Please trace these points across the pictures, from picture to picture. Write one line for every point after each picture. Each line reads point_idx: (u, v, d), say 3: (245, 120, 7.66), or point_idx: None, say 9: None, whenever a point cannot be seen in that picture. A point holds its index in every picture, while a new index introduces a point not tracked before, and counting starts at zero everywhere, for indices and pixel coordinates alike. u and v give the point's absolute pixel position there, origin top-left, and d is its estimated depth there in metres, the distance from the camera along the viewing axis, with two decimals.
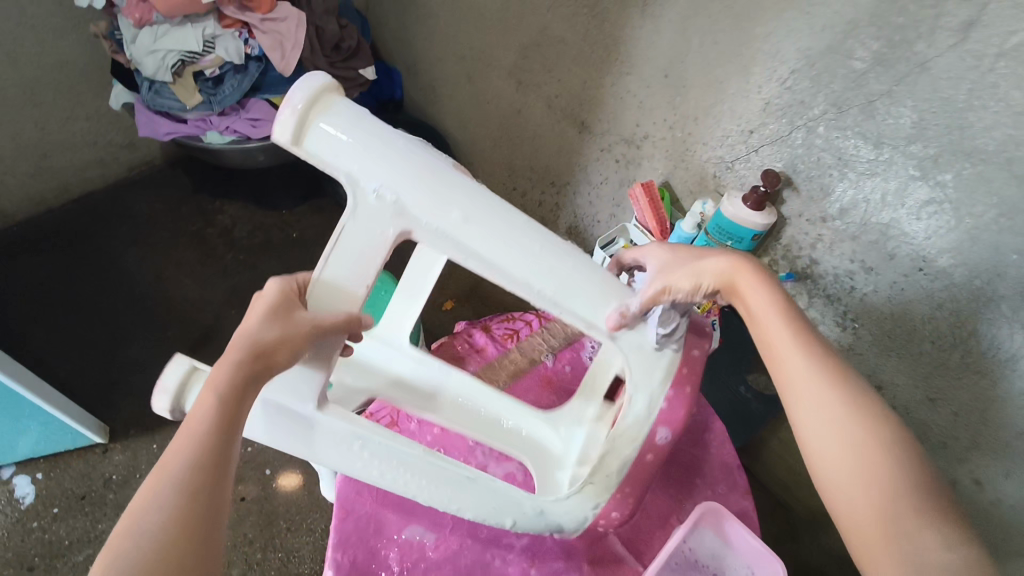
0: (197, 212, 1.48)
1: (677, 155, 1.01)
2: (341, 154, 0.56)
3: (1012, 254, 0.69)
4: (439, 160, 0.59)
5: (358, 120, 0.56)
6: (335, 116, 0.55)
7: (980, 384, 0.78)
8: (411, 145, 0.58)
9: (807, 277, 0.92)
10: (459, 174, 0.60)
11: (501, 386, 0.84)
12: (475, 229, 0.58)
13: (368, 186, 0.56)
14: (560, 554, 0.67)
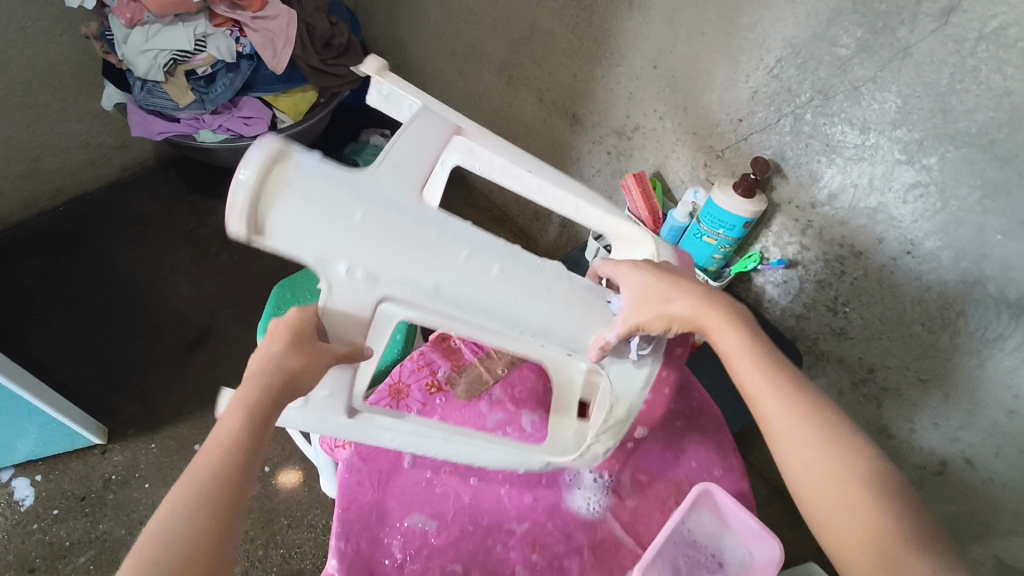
0: (191, 213, 1.48)
1: (667, 145, 1.02)
2: (300, 238, 0.49)
3: (996, 234, 0.70)
4: (403, 220, 0.52)
5: (311, 202, 0.49)
6: (286, 200, 0.48)
7: (969, 364, 0.79)
8: (371, 211, 0.51)
9: (797, 264, 0.93)
10: (428, 229, 0.53)
11: (500, 374, 0.82)
12: (461, 286, 0.54)
13: (337, 267, 0.51)
14: (561, 539, 0.68)
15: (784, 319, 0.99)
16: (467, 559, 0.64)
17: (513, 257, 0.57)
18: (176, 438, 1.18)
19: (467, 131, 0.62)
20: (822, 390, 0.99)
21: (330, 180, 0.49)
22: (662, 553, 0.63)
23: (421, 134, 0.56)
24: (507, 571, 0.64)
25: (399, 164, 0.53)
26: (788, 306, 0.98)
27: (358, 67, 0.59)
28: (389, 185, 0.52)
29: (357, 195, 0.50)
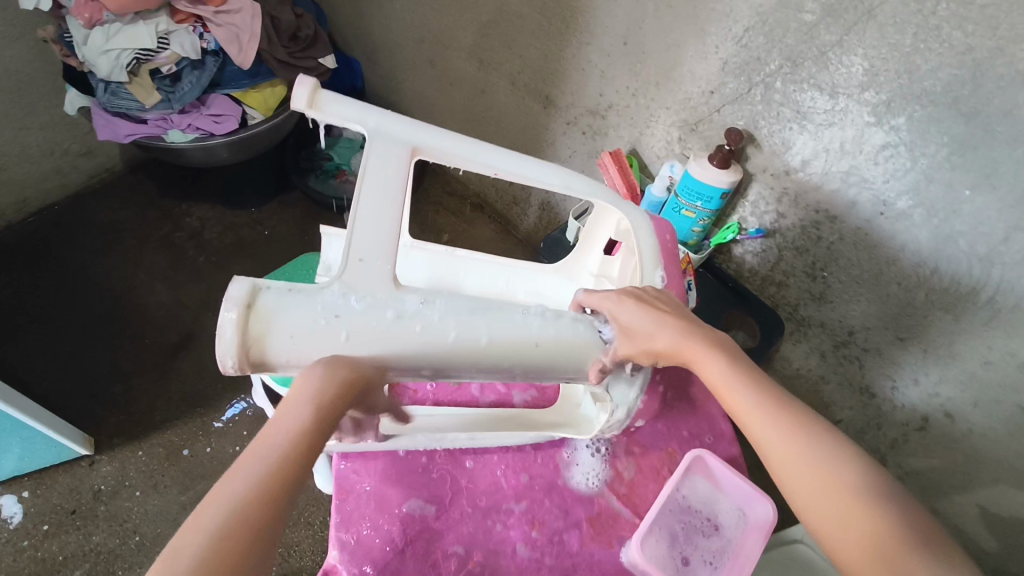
0: (165, 217, 1.46)
1: (642, 122, 1.03)
2: (292, 357, 0.46)
3: (965, 189, 0.72)
4: (385, 320, 0.49)
5: (293, 335, 0.46)
6: (272, 337, 0.45)
7: (945, 319, 0.81)
8: (353, 324, 0.48)
9: (775, 232, 0.94)
10: (411, 323, 0.50)
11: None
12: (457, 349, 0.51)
13: None
14: (559, 514, 0.67)
15: (765, 287, 1.01)
16: (467, 541, 0.63)
17: (494, 314, 0.53)
18: (165, 445, 1.16)
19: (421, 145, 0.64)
20: (804, 355, 1.01)
21: (306, 300, 0.47)
22: (659, 521, 0.64)
23: (377, 175, 0.58)
24: (508, 550, 0.64)
25: (372, 245, 0.53)
26: (768, 274, 1.00)
27: (292, 106, 0.61)
28: (366, 277, 0.51)
29: (333, 303, 0.48)
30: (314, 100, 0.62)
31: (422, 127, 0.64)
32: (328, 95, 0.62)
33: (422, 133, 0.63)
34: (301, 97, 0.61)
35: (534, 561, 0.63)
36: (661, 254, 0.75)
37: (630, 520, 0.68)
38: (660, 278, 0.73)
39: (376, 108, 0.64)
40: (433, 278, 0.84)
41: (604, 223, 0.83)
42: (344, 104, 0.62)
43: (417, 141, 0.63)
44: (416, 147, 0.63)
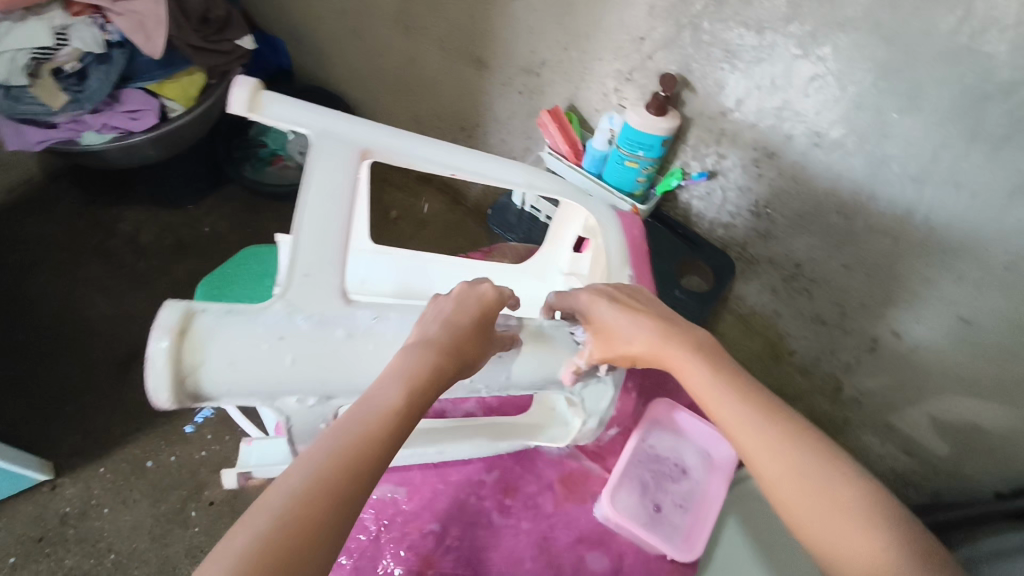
0: (96, 225, 1.39)
1: (576, 76, 1.01)
2: (237, 386, 0.43)
3: (893, 112, 0.73)
4: (334, 339, 0.47)
5: (234, 361, 0.43)
6: (208, 363, 0.42)
7: (885, 241, 0.83)
8: (298, 348, 0.45)
9: (717, 173, 0.95)
10: (364, 340, 0.48)
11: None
12: None
13: (286, 398, 0.47)
14: (533, 479, 0.68)
15: (714, 231, 1.04)
16: (444, 518, 0.63)
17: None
18: (129, 459, 1.13)
19: (375, 148, 0.58)
20: (757, 292, 1.05)
21: (246, 321, 0.44)
22: (629, 472, 0.65)
23: (322, 189, 0.53)
24: (484, 520, 0.64)
25: (316, 260, 0.50)
26: (715, 217, 1.01)
27: (228, 108, 0.53)
28: (312, 294, 0.48)
29: (278, 325, 0.45)
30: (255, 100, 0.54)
31: (377, 130, 0.59)
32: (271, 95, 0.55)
33: (376, 138, 0.58)
34: (243, 99, 0.53)
35: (510, 527, 0.64)
36: (629, 251, 0.72)
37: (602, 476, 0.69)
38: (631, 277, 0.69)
39: (325, 109, 0.57)
40: (399, 285, 0.75)
41: (573, 220, 0.78)
42: (292, 103, 0.55)
43: (370, 145, 0.58)
44: (366, 150, 0.57)
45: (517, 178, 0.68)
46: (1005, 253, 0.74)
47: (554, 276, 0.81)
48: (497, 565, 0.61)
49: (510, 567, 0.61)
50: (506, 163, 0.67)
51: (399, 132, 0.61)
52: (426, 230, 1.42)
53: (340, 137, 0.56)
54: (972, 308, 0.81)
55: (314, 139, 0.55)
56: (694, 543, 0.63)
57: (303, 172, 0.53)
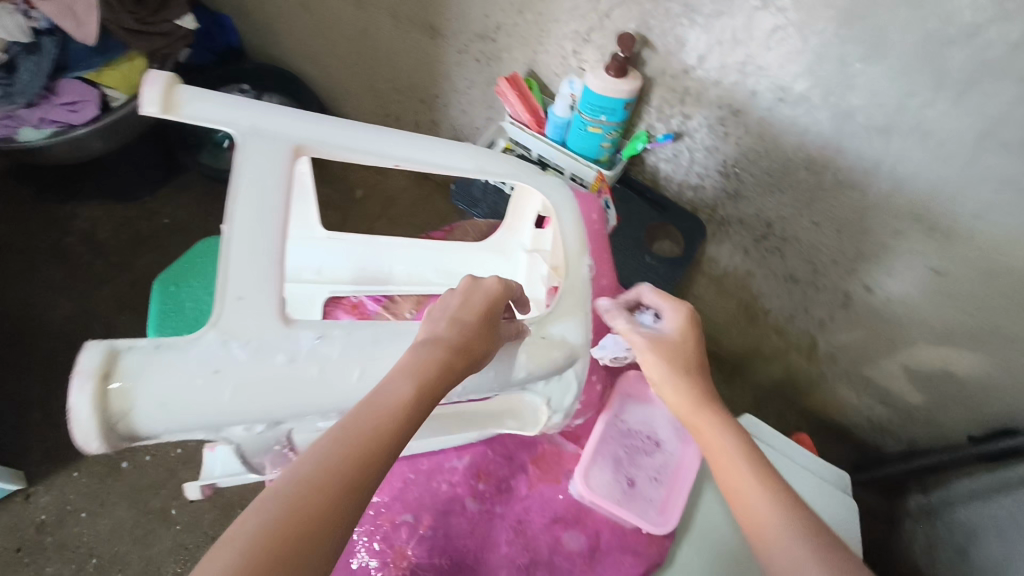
0: (49, 224, 1.34)
1: (533, 39, 0.97)
2: (175, 424, 0.43)
3: (857, 62, 0.70)
4: (274, 366, 0.45)
5: (166, 403, 0.42)
6: (138, 406, 0.41)
7: (854, 196, 0.82)
8: (236, 381, 0.44)
9: (683, 134, 0.92)
10: (307, 364, 0.46)
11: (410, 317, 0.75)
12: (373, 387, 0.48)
13: (234, 428, 0.46)
14: (505, 462, 0.67)
15: (683, 193, 1.01)
16: (416, 508, 0.63)
17: (400, 341, 0.50)
18: (103, 461, 1.11)
19: (309, 141, 0.56)
20: (729, 253, 1.04)
21: (175, 356, 0.43)
22: (602, 449, 0.66)
23: (251, 198, 0.50)
24: (458, 507, 0.64)
25: (252, 281, 0.47)
26: (683, 179, 0.99)
27: (143, 110, 0.50)
28: (247, 319, 0.46)
29: (209, 357, 0.44)
30: (171, 99, 0.51)
31: (309, 120, 0.56)
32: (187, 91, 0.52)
33: (309, 128, 0.55)
34: (154, 103, 0.50)
35: (485, 512, 0.64)
36: (587, 237, 0.69)
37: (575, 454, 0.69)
38: (586, 266, 0.66)
39: (249, 99, 0.54)
40: (357, 270, 0.76)
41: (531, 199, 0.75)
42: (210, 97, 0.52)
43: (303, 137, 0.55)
44: (298, 144, 0.54)
45: (467, 163, 0.65)
46: (972, 202, 0.73)
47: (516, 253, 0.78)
48: (474, 552, 0.61)
49: (487, 553, 0.62)
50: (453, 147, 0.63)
51: (334, 119, 0.58)
52: (394, 207, 1.39)
53: (267, 130, 0.53)
54: (941, 259, 0.81)
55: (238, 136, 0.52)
56: (669, 518, 0.64)
57: (232, 173, 0.51)
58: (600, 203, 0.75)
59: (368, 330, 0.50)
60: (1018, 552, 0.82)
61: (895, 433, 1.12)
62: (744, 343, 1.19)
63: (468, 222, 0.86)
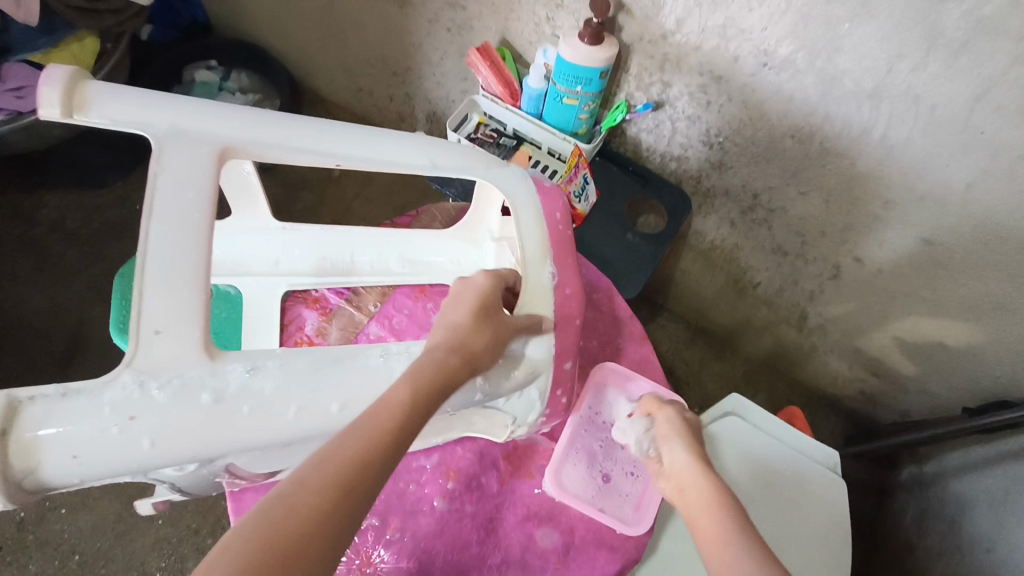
0: (15, 214, 1.29)
1: (504, 5, 0.91)
2: (90, 471, 0.44)
3: (843, 23, 0.65)
4: (199, 407, 0.46)
5: (78, 455, 0.43)
6: (49, 459, 0.43)
7: (843, 165, 0.78)
8: (156, 430, 0.45)
9: (663, 104, 0.88)
10: (236, 403, 0.47)
11: (373, 309, 0.80)
12: (310, 418, 0.49)
13: (165, 468, 0.47)
14: (474, 460, 0.72)
15: (666, 164, 0.97)
16: (384, 511, 0.68)
17: (343, 369, 0.52)
18: None
19: (236, 144, 0.54)
20: (716, 226, 1.00)
21: (85, 405, 0.43)
22: (575, 441, 0.73)
23: (170, 215, 0.48)
24: (426, 507, 0.69)
25: (171, 314, 0.46)
26: (666, 150, 0.95)
27: (40, 108, 0.49)
28: (163, 359, 0.45)
29: (124, 402, 0.44)
30: (79, 101, 0.51)
31: (234, 120, 0.55)
32: (97, 92, 0.52)
33: (234, 130, 0.54)
34: (56, 104, 0.49)
35: (454, 512, 0.69)
36: (552, 240, 0.66)
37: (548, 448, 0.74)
38: (551, 276, 0.64)
39: (167, 100, 0.53)
40: (321, 260, 0.78)
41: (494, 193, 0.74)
42: (121, 96, 0.52)
43: (227, 139, 0.53)
44: (225, 146, 0.53)
45: (418, 159, 0.63)
46: (965, 170, 0.69)
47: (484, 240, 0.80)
48: (439, 548, 0.67)
49: (457, 553, 0.67)
50: (402, 143, 0.62)
51: (263, 119, 0.57)
52: (372, 185, 1.34)
53: (186, 132, 0.52)
54: (933, 228, 0.77)
55: (155, 140, 0.51)
56: (643, 516, 0.70)
57: (150, 172, 0.49)
58: (565, 196, 0.69)
59: (305, 362, 0.51)
60: None
61: (888, 403, 1.10)
62: (733, 317, 1.16)
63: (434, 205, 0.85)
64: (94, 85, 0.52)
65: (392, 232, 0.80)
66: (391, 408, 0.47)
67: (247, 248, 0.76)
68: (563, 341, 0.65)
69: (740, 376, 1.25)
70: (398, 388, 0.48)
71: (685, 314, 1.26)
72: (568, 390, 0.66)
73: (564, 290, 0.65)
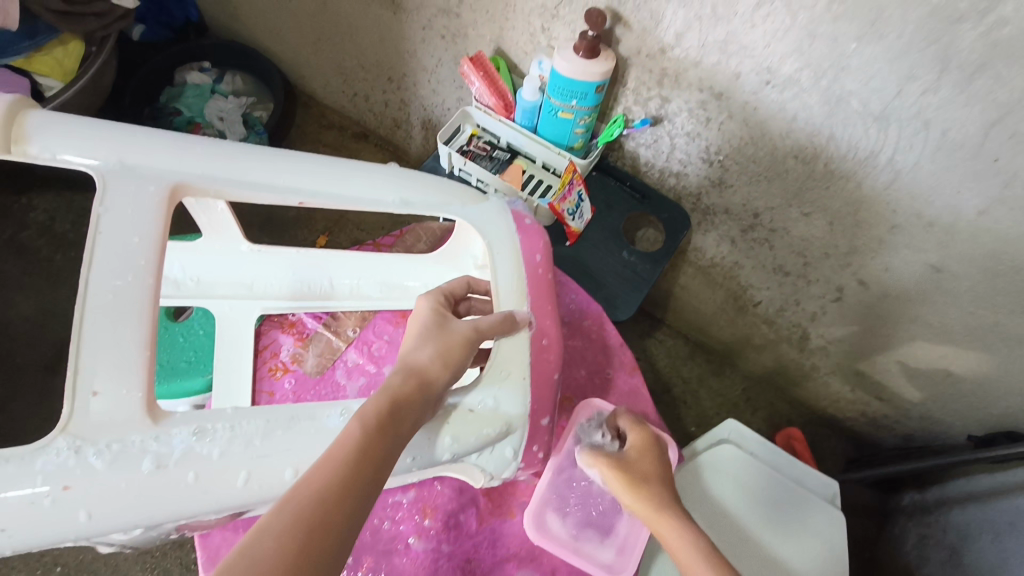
0: (4, 216, 1.26)
1: (499, 14, 0.87)
2: (17, 534, 0.44)
3: (851, 42, 0.62)
4: (139, 474, 0.46)
5: (6, 528, 0.43)
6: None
7: (848, 188, 0.74)
8: (94, 501, 0.45)
9: (662, 119, 0.84)
10: (182, 469, 0.47)
11: (351, 335, 0.83)
12: (263, 482, 0.49)
13: (109, 534, 0.46)
14: (453, 497, 0.75)
15: (664, 180, 0.93)
16: (358, 550, 0.72)
17: (298, 429, 0.51)
18: None
19: (189, 180, 0.57)
20: (715, 243, 0.97)
21: (16, 471, 0.44)
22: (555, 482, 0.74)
23: (110, 264, 0.49)
24: (401, 546, 0.73)
25: (109, 374, 0.47)
26: (665, 165, 0.91)
27: None
28: (98, 423, 0.46)
29: (58, 470, 0.44)
30: (17, 133, 0.54)
31: (187, 157, 0.57)
32: (36, 124, 0.54)
33: (188, 166, 0.57)
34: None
35: (431, 551, 0.73)
36: (529, 285, 0.67)
37: (529, 484, 0.77)
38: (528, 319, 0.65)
39: (118, 134, 0.56)
40: (297, 284, 0.80)
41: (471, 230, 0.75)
42: (63, 127, 0.54)
43: (180, 176, 0.56)
44: (174, 184, 0.55)
45: (388, 197, 0.64)
46: (976, 198, 0.66)
47: (467, 263, 0.81)
48: None
49: None
50: (372, 179, 0.64)
51: (220, 155, 0.59)
52: None
53: (134, 168, 0.54)
54: (942, 255, 0.74)
55: (100, 175, 0.53)
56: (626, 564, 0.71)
57: (95, 205, 0.52)
58: (545, 235, 0.70)
59: (258, 424, 0.50)
60: (1014, 564, 0.77)
61: (891, 426, 1.07)
62: (734, 334, 1.13)
63: (417, 227, 0.87)
64: (34, 117, 0.55)
65: (369, 256, 0.82)
66: (349, 449, 0.44)
67: (221, 272, 0.78)
68: (540, 394, 0.64)
69: (740, 392, 1.21)
70: (351, 425, 0.46)
71: (683, 326, 1.23)
72: (545, 444, 0.65)
73: (541, 340, 0.65)
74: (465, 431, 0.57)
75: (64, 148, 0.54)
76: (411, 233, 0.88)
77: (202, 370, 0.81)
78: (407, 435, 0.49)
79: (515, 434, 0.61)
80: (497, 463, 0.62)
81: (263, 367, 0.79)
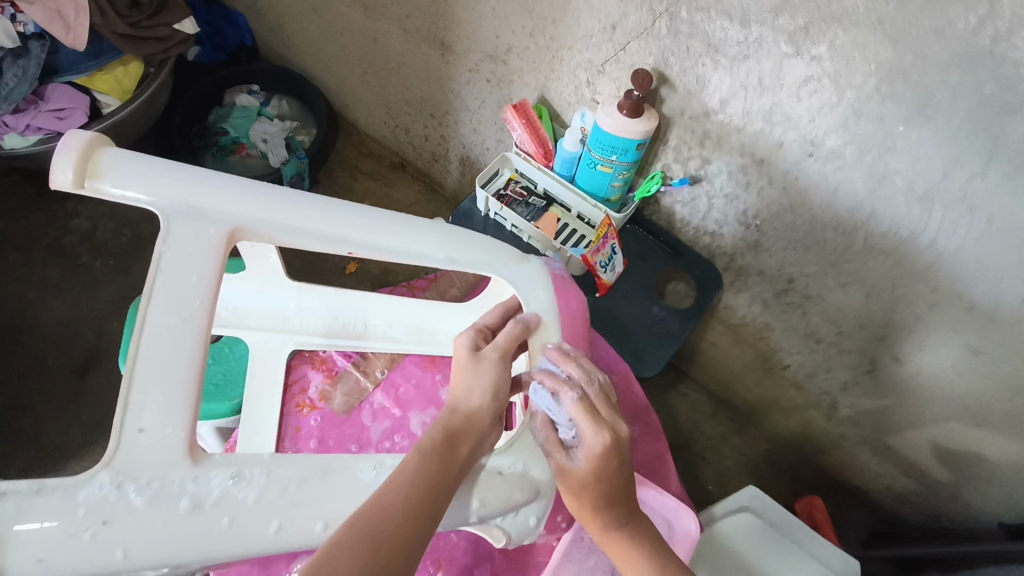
0: (50, 221, 1.31)
1: (546, 65, 0.89)
2: (51, 561, 0.43)
3: (898, 124, 0.62)
4: (176, 513, 0.46)
5: (44, 559, 0.43)
6: (13, 563, 0.43)
7: (887, 263, 0.74)
8: (132, 539, 0.45)
9: (701, 179, 0.85)
10: (218, 513, 0.47)
11: (379, 376, 0.83)
12: (294, 531, 0.49)
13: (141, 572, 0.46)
14: (468, 548, 0.75)
15: (699, 238, 0.94)
16: None
17: (333, 480, 0.51)
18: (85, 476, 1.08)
19: (247, 224, 0.58)
20: (747, 303, 0.96)
21: (58, 501, 0.44)
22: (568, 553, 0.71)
23: (165, 302, 0.52)
24: None
25: (157, 413, 0.48)
26: (701, 224, 0.91)
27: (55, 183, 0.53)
28: (142, 456, 0.47)
29: (100, 504, 0.45)
30: (91, 168, 0.55)
31: (247, 202, 0.59)
32: (107, 160, 0.56)
33: (245, 211, 0.58)
34: (69, 171, 0.54)
35: None
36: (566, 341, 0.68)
37: (546, 547, 0.75)
38: None
39: (184, 176, 0.57)
40: (332, 318, 0.81)
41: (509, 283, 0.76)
42: (134, 165, 0.56)
43: (239, 220, 0.58)
44: (235, 230, 0.57)
45: (434, 253, 0.65)
46: (1019, 286, 0.64)
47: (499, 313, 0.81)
48: None
49: None
50: (421, 234, 0.65)
51: (278, 202, 0.60)
52: None
53: (198, 209, 0.56)
54: (980, 338, 0.72)
55: (165, 217, 0.55)
56: None
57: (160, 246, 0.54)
58: (580, 292, 0.72)
59: (292, 473, 0.50)
60: None
61: (917, 504, 1.03)
62: (759, 394, 1.11)
63: (452, 274, 0.89)
64: (107, 152, 0.57)
65: (403, 300, 0.83)
66: (409, 480, 0.49)
67: (260, 302, 0.79)
68: None
69: (762, 454, 1.19)
70: (410, 459, 0.51)
71: (707, 378, 1.21)
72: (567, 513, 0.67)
73: None
74: (495, 493, 0.57)
75: (133, 184, 0.56)
76: (445, 278, 0.90)
77: (229, 395, 0.81)
78: (461, 470, 0.53)
79: (541, 501, 0.61)
80: (523, 530, 0.61)
81: (291, 404, 0.80)
